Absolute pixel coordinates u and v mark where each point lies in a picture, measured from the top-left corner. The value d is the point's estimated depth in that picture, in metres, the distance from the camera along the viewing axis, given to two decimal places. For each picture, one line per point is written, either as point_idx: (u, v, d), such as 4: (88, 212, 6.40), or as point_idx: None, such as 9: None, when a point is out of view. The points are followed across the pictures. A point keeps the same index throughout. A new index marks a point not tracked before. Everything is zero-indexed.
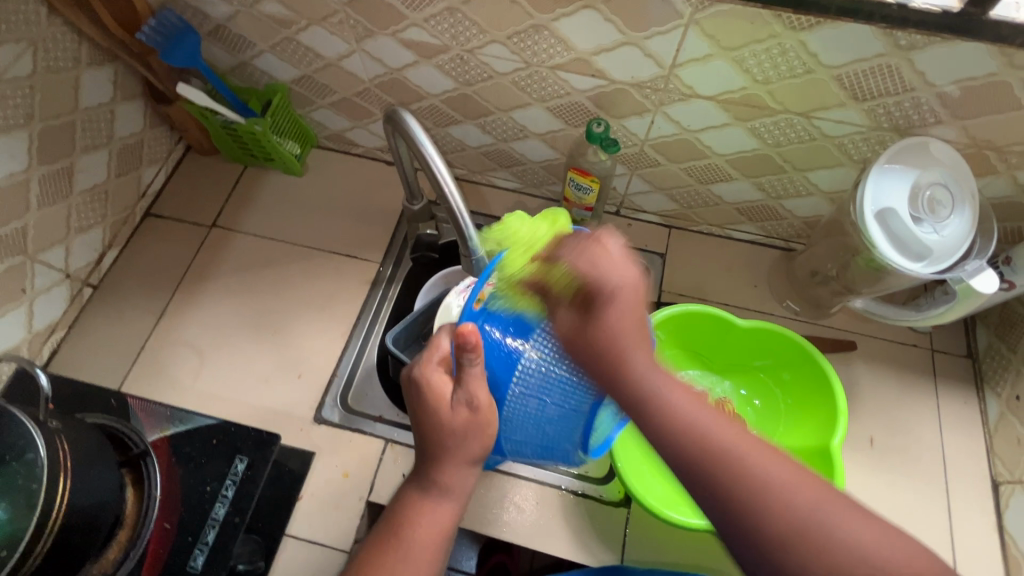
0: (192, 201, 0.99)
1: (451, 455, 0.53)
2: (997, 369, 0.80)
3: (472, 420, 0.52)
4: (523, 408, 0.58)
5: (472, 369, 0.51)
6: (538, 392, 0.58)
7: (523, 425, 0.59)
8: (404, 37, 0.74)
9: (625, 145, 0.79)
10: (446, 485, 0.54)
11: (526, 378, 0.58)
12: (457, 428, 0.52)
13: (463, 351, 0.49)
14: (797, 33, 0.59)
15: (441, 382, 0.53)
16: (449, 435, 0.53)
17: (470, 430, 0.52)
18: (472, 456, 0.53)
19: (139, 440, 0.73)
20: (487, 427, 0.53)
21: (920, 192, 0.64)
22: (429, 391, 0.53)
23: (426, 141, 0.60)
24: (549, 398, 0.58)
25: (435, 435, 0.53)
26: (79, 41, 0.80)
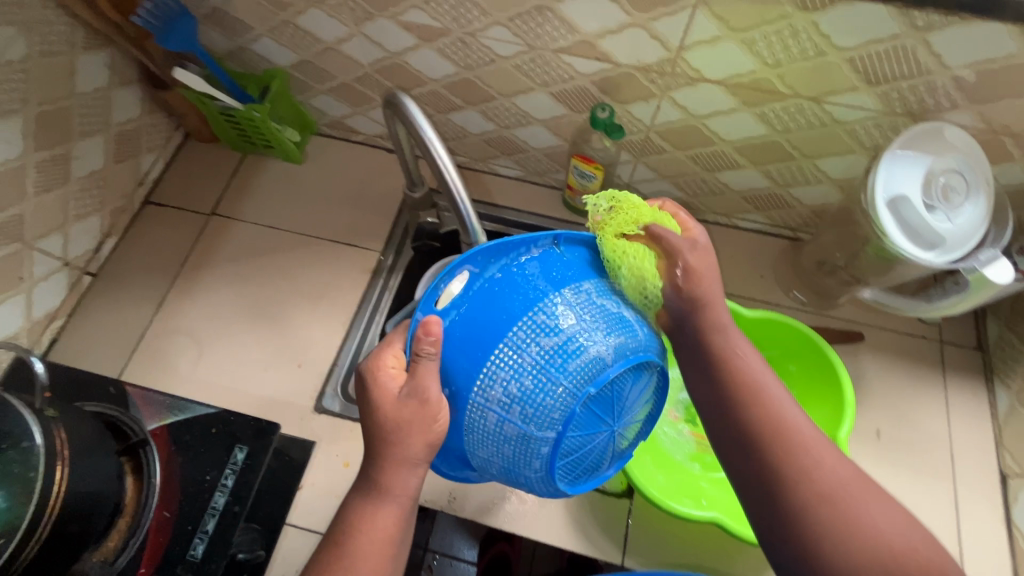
0: (191, 189, 0.98)
1: (393, 454, 0.47)
2: (1007, 361, 0.79)
3: (416, 414, 0.46)
4: (483, 423, 0.45)
5: (429, 362, 0.45)
6: (498, 404, 0.44)
7: (478, 439, 0.46)
8: (404, 20, 0.72)
9: (629, 132, 0.78)
10: (386, 487, 0.49)
11: (489, 388, 0.44)
12: (400, 421, 0.46)
13: (419, 342, 0.44)
14: (810, 14, 0.57)
15: (390, 376, 0.48)
16: (393, 428, 0.47)
17: (413, 424, 0.46)
18: (414, 458, 0.47)
19: (138, 428, 0.72)
20: (433, 423, 0.46)
21: (933, 179, 0.62)
22: (378, 383, 0.48)
23: (426, 127, 0.59)
24: (507, 418, 0.44)
25: (380, 431, 0.48)
26: (73, 24, 0.79)
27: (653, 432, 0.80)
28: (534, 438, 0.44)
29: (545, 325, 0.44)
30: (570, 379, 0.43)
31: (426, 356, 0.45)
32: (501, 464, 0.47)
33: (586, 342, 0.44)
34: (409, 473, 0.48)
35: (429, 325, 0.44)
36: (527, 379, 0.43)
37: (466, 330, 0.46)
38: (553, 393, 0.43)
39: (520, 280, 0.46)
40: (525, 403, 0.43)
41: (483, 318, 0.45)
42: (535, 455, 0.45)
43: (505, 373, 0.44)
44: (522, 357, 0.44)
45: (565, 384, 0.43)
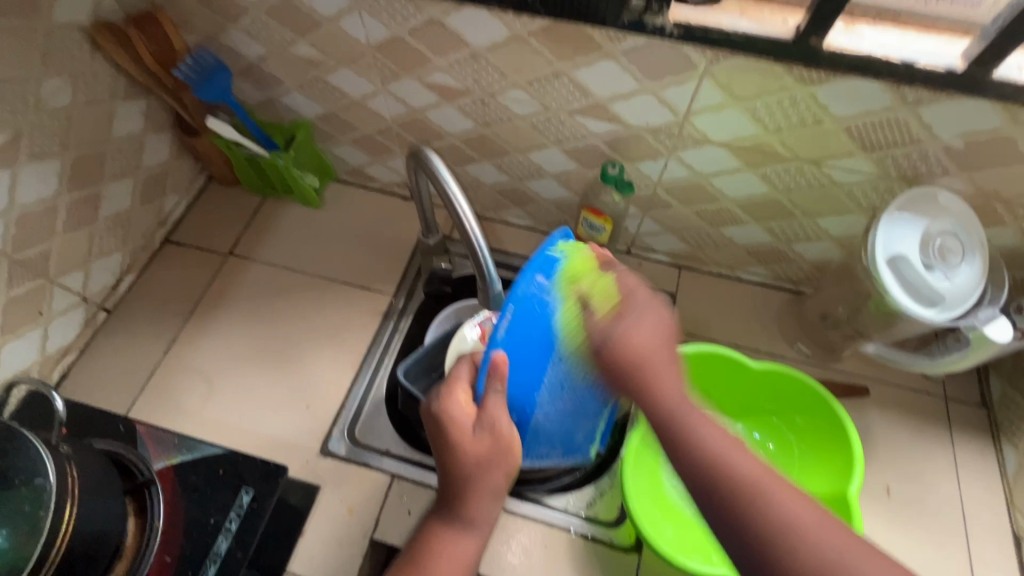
0: (211, 230, 1.01)
1: (478, 487, 0.58)
2: (1013, 419, 0.79)
3: (493, 444, 0.56)
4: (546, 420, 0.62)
5: (496, 398, 0.55)
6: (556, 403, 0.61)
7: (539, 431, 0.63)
8: (428, 80, 0.77)
9: (638, 187, 0.82)
10: (471, 517, 0.59)
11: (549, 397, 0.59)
12: (481, 455, 0.56)
13: (491, 380, 0.54)
14: (808, 86, 0.61)
15: (464, 414, 0.57)
16: (472, 456, 0.57)
17: (492, 456, 0.56)
18: (493, 487, 0.58)
19: (145, 467, 0.73)
20: (506, 453, 0.56)
21: (930, 240, 0.64)
22: (451, 424, 0.57)
23: (447, 179, 0.62)
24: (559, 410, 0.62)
25: (462, 468, 0.57)
26: (116, 76, 0.84)
27: (660, 482, 0.79)
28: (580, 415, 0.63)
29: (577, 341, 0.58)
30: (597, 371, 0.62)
31: (495, 393, 0.55)
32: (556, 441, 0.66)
33: None
34: (489, 505, 0.58)
35: (494, 365, 0.53)
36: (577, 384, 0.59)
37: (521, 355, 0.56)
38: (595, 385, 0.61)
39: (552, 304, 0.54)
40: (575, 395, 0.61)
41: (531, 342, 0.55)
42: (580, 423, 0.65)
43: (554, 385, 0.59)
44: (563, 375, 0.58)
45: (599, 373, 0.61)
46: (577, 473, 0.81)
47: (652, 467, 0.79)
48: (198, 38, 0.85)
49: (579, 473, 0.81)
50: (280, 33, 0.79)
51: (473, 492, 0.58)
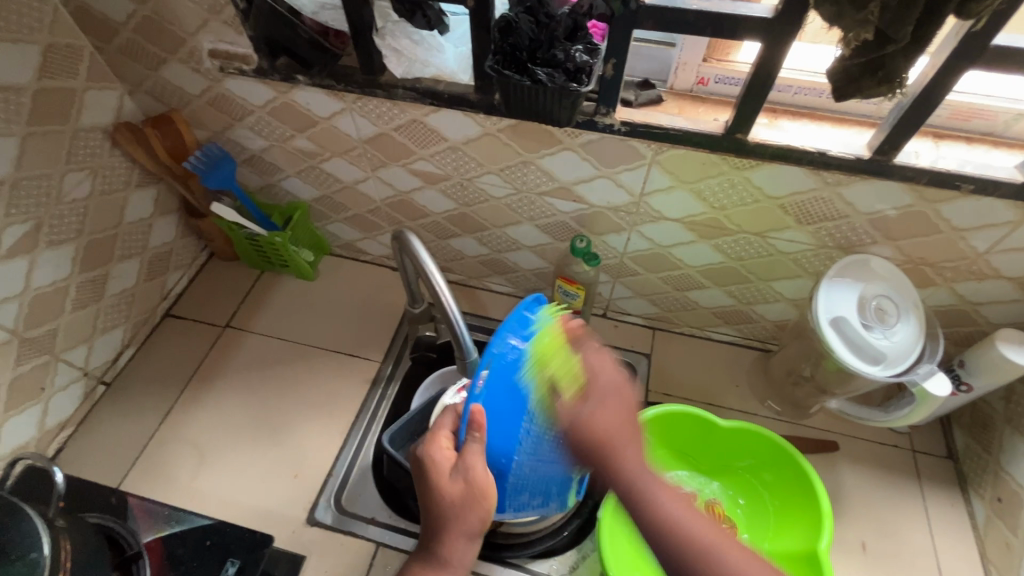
0: (210, 303, 1.07)
1: (456, 529, 0.57)
2: (977, 470, 0.82)
3: (471, 489, 0.56)
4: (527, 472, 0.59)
5: (474, 446, 0.56)
6: (536, 453, 0.58)
7: (518, 481, 0.59)
8: (413, 167, 0.86)
9: (606, 258, 0.89)
10: (445, 555, 0.58)
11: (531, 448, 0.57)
12: (456, 499, 0.56)
13: (470, 428, 0.56)
14: (743, 171, 0.70)
15: (445, 458, 0.58)
16: (449, 501, 0.56)
17: (465, 500, 0.56)
18: (469, 529, 0.57)
19: (133, 540, 0.70)
20: (481, 500, 0.56)
21: (867, 303, 0.71)
22: (432, 468, 0.58)
23: (427, 258, 0.69)
24: (539, 460, 0.58)
25: (440, 510, 0.57)
26: (131, 168, 0.93)
27: None
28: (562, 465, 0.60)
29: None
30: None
31: (474, 440, 0.56)
32: (538, 495, 0.62)
33: None
34: (466, 545, 0.58)
35: (473, 415, 0.55)
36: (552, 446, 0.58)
37: (501, 405, 0.55)
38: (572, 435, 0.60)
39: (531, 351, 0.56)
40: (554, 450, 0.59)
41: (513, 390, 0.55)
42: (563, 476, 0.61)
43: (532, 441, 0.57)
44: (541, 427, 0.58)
45: None
46: (562, 535, 0.82)
47: None
48: (207, 133, 0.95)
49: (564, 535, 0.82)
50: (281, 130, 0.89)
51: (449, 533, 0.58)
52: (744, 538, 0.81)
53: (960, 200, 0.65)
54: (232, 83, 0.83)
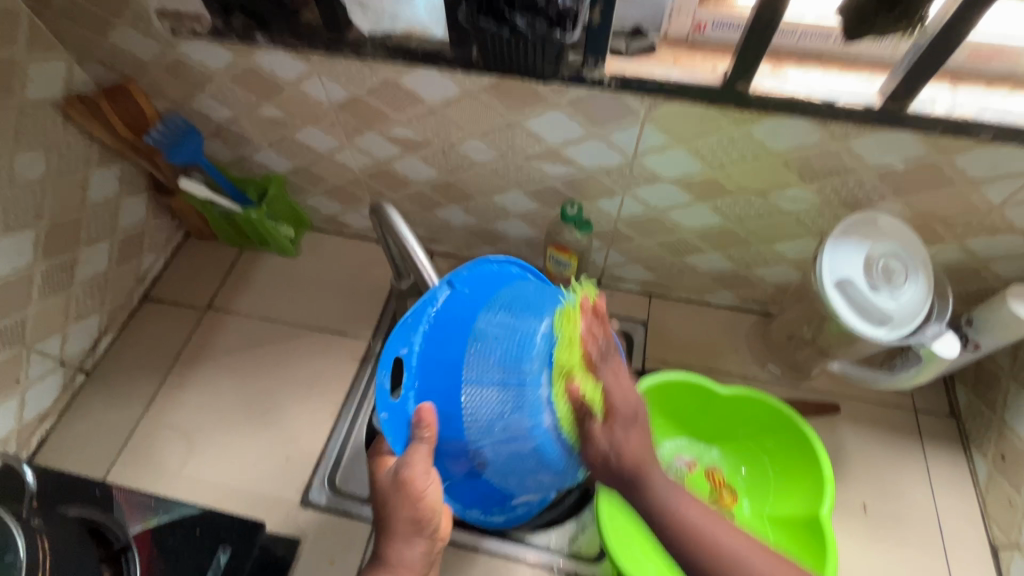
0: (189, 285, 1.03)
1: (396, 530, 0.56)
2: (980, 428, 0.81)
3: (404, 491, 0.54)
4: (495, 451, 0.52)
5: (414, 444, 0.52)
6: (492, 430, 0.51)
7: (492, 464, 0.54)
8: (390, 134, 0.81)
9: (599, 223, 0.85)
10: (384, 558, 0.56)
11: (483, 426, 0.51)
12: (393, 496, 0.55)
13: (417, 428, 0.52)
14: (743, 126, 0.65)
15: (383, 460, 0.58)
16: (384, 506, 0.56)
17: (400, 498, 0.54)
18: (409, 526, 0.55)
19: (120, 533, 0.67)
20: (415, 494, 0.53)
21: (874, 262, 0.67)
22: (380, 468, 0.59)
23: (408, 234, 0.65)
24: (496, 439, 0.51)
25: (383, 510, 0.56)
26: (89, 144, 0.87)
27: None
28: (529, 440, 0.50)
29: (491, 353, 0.52)
30: (527, 385, 0.50)
31: (422, 440, 0.52)
32: (521, 473, 0.54)
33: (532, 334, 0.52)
34: (408, 545, 0.56)
35: (418, 414, 0.52)
36: (511, 415, 0.50)
37: (434, 390, 0.54)
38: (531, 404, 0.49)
39: (454, 322, 0.55)
40: (511, 423, 0.50)
41: (438, 370, 0.54)
42: (541, 454, 0.51)
43: (481, 415, 0.51)
44: (491, 399, 0.51)
45: (533, 387, 0.50)
46: (560, 508, 0.81)
47: None
48: (168, 104, 0.88)
49: (564, 507, 0.81)
50: (246, 97, 0.83)
51: (391, 534, 0.56)
52: (744, 505, 0.80)
53: (977, 149, 0.60)
54: (188, 46, 0.77)
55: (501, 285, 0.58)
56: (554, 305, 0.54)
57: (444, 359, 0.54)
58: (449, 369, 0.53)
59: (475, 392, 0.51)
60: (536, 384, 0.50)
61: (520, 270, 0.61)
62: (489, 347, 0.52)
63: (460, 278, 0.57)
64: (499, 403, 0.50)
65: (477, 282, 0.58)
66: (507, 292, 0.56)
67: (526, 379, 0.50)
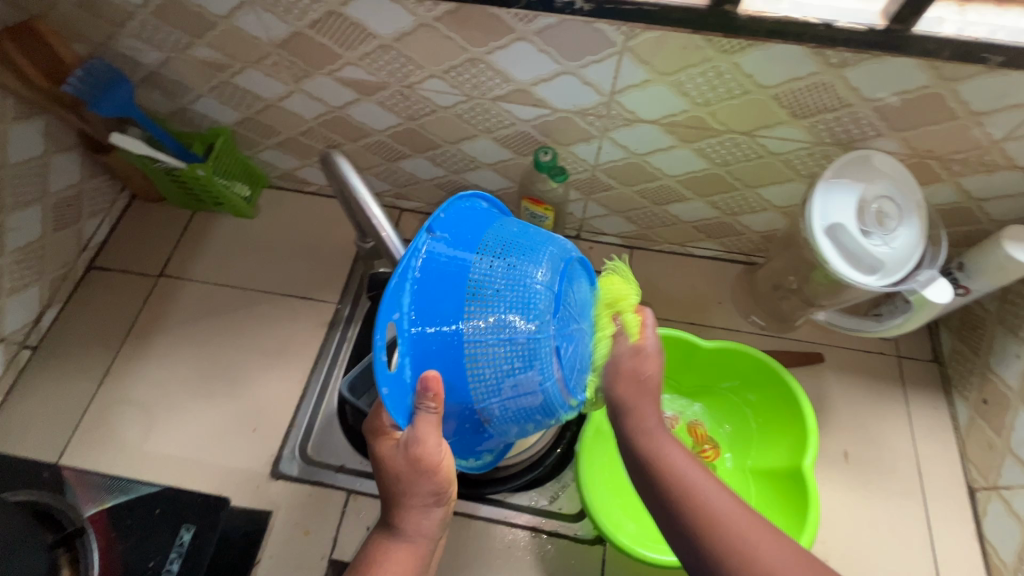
0: (138, 252, 0.95)
1: (410, 501, 0.51)
2: (963, 372, 0.80)
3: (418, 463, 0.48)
4: (503, 410, 0.46)
5: (426, 419, 0.44)
6: (501, 389, 0.44)
7: (494, 425, 0.47)
8: (341, 76, 0.72)
9: (576, 171, 0.79)
10: (400, 529, 0.52)
11: (493, 385, 0.44)
12: (406, 470, 0.49)
13: (423, 399, 0.43)
14: (730, 56, 0.58)
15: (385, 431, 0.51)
16: (397, 481, 0.50)
17: (415, 472, 0.48)
18: (424, 497, 0.51)
19: (73, 516, 0.64)
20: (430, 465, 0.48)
21: (867, 206, 0.63)
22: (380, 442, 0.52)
23: (360, 187, 0.58)
24: (505, 399, 0.45)
25: (392, 484, 0.50)
26: (2, 95, 0.76)
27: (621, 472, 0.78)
28: (540, 395, 0.44)
29: (496, 303, 0.43)
30: (539, 337, 0.43)
31: (427, 411, 0.44)
32: (529, 426, 0.48)
33: (533, 278, 0.44)
34: (423, 515, 0.52)
35: (424, 382, 0.43)
36: (525, 370, 0.43)
37: (430, 354, 0.43)
38: (542, 358, 0.44)
39: (445, 272, 0.43)
40: (522, 379, 0.44)
41: (436, 331, 0.43)
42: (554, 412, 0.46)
43: (491, 376, 0.44)
44: (500, 357, 0.43)
45: (542, 338, 0.43)
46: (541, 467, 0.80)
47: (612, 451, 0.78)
48: (88, 47, 0.77)
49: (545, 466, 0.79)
50: (175, 36, 0.73)
51: (405, 506, 0.51)
52: (727, 458, 0.79)
53: (983, 76, 0.55)
54: None
55: (484, 224, 0.47)
56: (548, 247, 0.47)
57: (438, 318, 0.43)
58: (443, 327, 0.43)
59: (481, 351, 0.43)
60: (549, 336, 0.43)
61: (490, 206, 0.51)
62: (490, 300, 0.43)
63: (437, 222, 0.45)
64: (510, 359, 0.43)
65: (459, 224, 0.46)
66: (491, 235, 0.46)
67: (536, 333, 0.43)
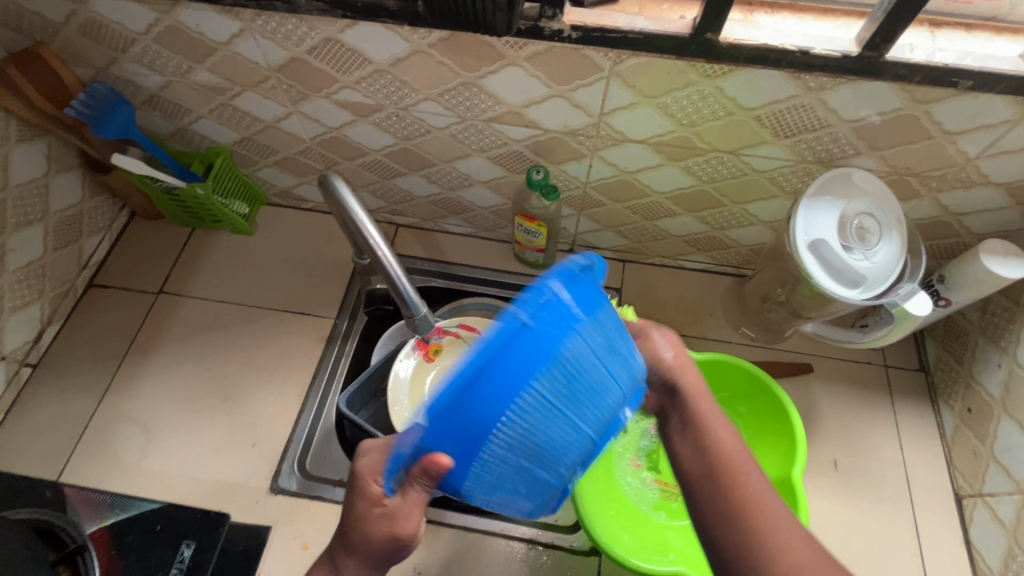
0: (138, 269, 0.97)
1: (362, 546, 0.52)
2: (949, 381, 0.81)
3: (391, 529, 0.51)
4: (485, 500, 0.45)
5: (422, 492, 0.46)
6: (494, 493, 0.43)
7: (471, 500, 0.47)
8: (338, 98, 0.74)
9: (567, 188, 0.81)
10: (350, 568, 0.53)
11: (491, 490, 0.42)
12: (375, 519, 0.51)
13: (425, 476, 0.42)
14: (713, 80, 0.61)
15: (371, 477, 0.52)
16: (370, 544, 0.51)
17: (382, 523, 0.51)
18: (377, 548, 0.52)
19: (75, 533, 0.65)
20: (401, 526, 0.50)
21: (848, 222, 0.65)
22: (363, 492, 0.52)
23: (357, 207, 0.60)
24: (490, 497, 0.44)
25: (356, 523, 0.52)
26: (5, 118, 0.78)
27: (615, 483, 0.79)
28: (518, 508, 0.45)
29: (538, 435, 0.38)
30: (554, 473, 0.40)
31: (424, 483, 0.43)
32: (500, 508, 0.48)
33: (584, 427, 0.38)
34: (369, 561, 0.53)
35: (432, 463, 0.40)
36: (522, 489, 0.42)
37: (453, 446, 0.39)
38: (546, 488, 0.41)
39: (512, 385, 0.35)
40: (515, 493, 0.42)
41: (468, 438, 0.37)
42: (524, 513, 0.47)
43: (493, 485, 0.42)
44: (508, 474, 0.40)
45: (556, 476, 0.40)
46: None
47: (606, 462, 0.80)
48: (90, 71, 0.79)
49: None
50: (175, 60, 0.75)
51: (358, 549, 0.53)
52: None
53: (955, 98, 0.58)
54: (101, 3, 0.68)
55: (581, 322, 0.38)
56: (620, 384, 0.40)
57: (480, 429, 0.37)
58: (477, 442, 0.37)
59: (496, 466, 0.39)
60: (556, 480, 0.41)
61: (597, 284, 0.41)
62: (538, 428, 0.37)
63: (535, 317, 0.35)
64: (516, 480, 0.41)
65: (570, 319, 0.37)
66: (578, 346, 0.37)
67: (552, 474, 0.40)
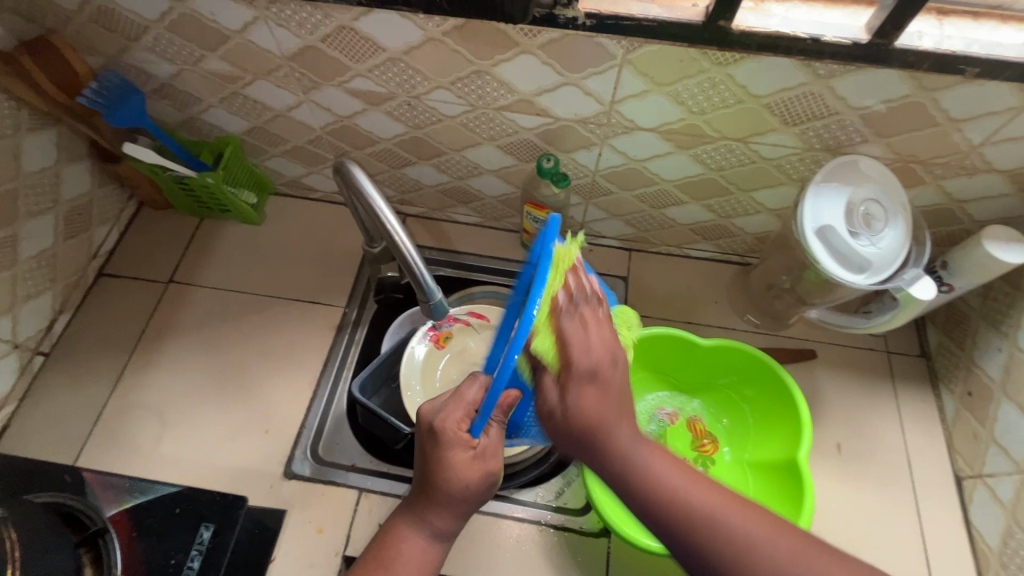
0: (148, 258, 0.97)
1: (452, 503, 0.55)
2: (949, 366, 0.83)
3: (487, 474, 0.55)
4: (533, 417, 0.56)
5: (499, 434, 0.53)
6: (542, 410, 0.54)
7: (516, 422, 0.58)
8: (351, 87, 0.75)
9: (576, 177, 0.82)
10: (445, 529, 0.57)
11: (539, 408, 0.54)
12: (469, 475, 0.54)
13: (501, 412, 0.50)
14: (725, 67, 0.62)
15: (456, 436, 0.54)
16: (464, 489, 0.54)
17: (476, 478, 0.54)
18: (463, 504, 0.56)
19: (96, 516, 0.66)
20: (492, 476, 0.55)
21: (855, 208, 0.66)
22: (452, 452, 0.54)
23: (374, 193, 0.61)
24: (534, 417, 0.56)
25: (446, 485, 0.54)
26: (17, 107, 0.78)
27: None
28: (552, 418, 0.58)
29: None
30: None
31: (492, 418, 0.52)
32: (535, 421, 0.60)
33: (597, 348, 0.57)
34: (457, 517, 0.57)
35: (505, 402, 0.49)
36: None
37: None
38: None
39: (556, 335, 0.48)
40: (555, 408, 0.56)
41: None
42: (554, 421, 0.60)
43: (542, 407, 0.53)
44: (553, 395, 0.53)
45: None
46: (546, 464, 0.83)
47: None
48: (101, 59, 0.79)
49: (549, 463, 0.83)
50: (188, 48, 0.75)
51: (449, 505, 0.56)
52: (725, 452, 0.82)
53: (961, 86, 0.59)
54: None
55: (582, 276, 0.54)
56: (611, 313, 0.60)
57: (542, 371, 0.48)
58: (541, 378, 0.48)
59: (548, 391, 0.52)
60: None
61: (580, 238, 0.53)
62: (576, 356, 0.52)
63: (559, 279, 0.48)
64: None
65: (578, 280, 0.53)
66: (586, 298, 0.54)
67: None
